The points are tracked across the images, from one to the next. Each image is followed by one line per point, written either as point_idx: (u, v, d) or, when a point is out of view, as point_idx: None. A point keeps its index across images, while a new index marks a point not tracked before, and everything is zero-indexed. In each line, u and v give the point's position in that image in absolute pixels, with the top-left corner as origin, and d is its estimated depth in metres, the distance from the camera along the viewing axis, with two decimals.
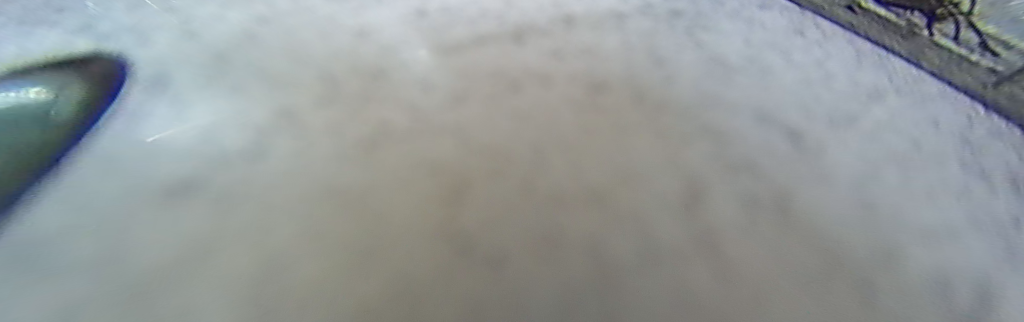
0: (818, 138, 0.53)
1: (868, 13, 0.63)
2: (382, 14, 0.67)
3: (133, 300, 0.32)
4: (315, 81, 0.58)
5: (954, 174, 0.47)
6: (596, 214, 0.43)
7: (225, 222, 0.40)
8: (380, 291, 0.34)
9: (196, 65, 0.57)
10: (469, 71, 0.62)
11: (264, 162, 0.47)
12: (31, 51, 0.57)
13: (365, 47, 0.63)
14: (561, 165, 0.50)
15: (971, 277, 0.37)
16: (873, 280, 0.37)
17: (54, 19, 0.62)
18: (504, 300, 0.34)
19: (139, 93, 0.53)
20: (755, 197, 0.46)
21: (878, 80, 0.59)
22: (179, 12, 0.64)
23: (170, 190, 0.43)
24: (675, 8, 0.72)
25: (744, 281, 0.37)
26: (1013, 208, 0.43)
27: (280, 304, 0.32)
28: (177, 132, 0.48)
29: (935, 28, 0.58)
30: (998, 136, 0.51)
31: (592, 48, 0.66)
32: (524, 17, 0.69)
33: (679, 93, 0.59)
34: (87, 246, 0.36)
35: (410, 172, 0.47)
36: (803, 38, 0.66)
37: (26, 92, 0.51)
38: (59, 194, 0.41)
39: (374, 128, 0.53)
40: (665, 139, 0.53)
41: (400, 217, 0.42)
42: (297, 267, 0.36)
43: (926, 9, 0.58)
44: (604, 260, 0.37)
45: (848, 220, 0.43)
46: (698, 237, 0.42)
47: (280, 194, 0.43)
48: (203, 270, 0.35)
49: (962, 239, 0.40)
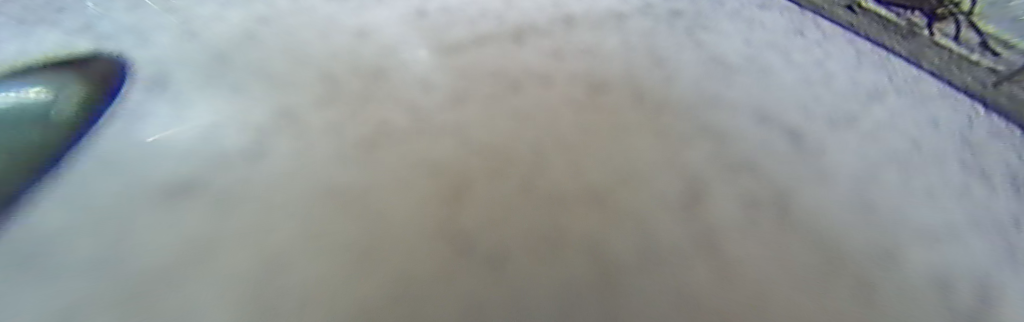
0: (818, 138, 0.53)
1: (867, 13, 0.65)
2: (383, 14, 0.67)
3: (130, 302, 0.31)
4: (315, 81, 0.58)
5: (954, 174, 0.47)
6: (595, 213, 0.43)
7: (224, 222, 0.40)
8: (379, 291, 0.34)
9: (197, 65, 0.57)
10: (468, 71, 0.61)
11: (263, 163, 0.47)
12: (30, 51, 0.57)
13: (366, 47, 0.63)
14: (560, 164, 0.50)
15: (973, 277, 0.36)
16: (871, 280, 0.37)
17: (56, 19, 0.63)
18: (503, 302, 0.33)
19: (139, 93, 0.53)
20: (754, 199, 0.46)
21: (878, 80, 0.59)
22: (180, 13, 0.64)
23: (170, 190, 0.43)
24: (675, 9, 0.72)
25: (744, 281, 0.37)
26: (1014, 208, 0.43)
27: (279, 304, 0.32)
28: (178, 132, 0.49)
29: (936, 27, 0.62)
30: (998, 137, 0.51)
31: (591, 48, 0.66)
32: (524, 17, 0.69)
33: (679, 93, 0.59)
34: (84, 246, 0.36)
35: (410, 172, 0.47)
36: (803, 38, 0.66)
37: (26, 91, 0.51)
38: (58, 194, 0.41)
39: (373, 128, 0.53)
40: (664, 138, 0.53)
41: (399, 218, 0.42)
42: (297, 267, 0.36)
43: (926, 9, 0.63)
44: (604, 260, 0.38)
45: (848, 221, 0.43)
46: (698, 238, 0.42)
47: (279, 194, 0.43)
48: (201, 270, 0.35)
49: (962, 238, 0.40)
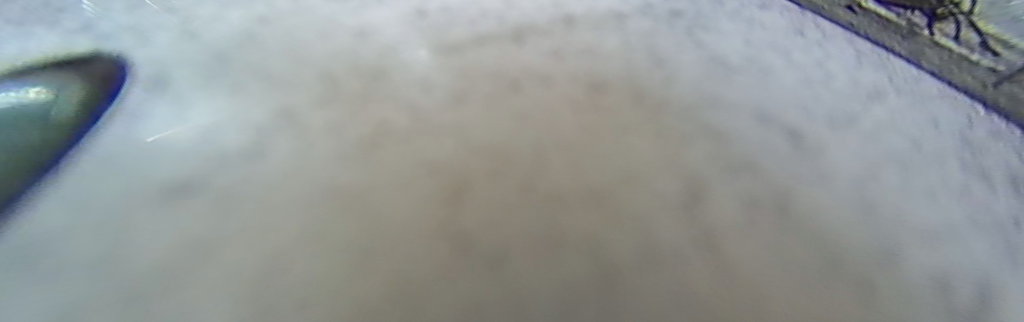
0: (818, 138, 0.53)
1: (868, 13, 0.65)
2: (383, 14, 0.67)
3: (130, 301, 0.31)
4: (315, 81, 0.58)
5: (955, 174, 0.47)
6: (595, 213, 0.43)
7: (224, 222, 0.40)
8: (378, 291, 0.34)
9: (197, 65, 0.57)
10: (468, 71, 0.62)
11: (264, 162, 0.47)
12: (30, 51, 0.58)
13: (366, 47, 0.63)
14: (560, 164, 0.50)
15: (972, 277, 0.36)
16: (872, 280, 0.37)
17: (55, 19, 0.63)
18: (502, 302, 0.33)
19: (139, 93, 0.53)
20: (753, 199, 0.46)
21: (878, 80, 0.59)
22: (180, 13, 0.65)
23: (170, 190, 0.43)
24: (674, 9, 0.72)
25: (745, 281, 0.37)
26: (1014, 208, 0.43)
27: (278, 304, 0.32)
28: (179, 132, 0.49)
29: (936, 28, 0.61)
30: (998, 136, 0.51)
31: (591, 48, 0.66)
32: (524, 17, 0.69)
33: (679, 93, 0.59)
34: (84, 246, 0.36)
35: (410, 172, 0.47)
36: (803, 38, 0.66)
37: (26, 92, 0.51)
38: (58, 194, 0.41)
39: (373, 128, 0.53)
40: (664, 138, 0.53)
41: (399, 217, 0.42)
42: (297, 267, 0.36)
43: (926, 9, 0.62)
44: (603, 259, 0.38)
45: (847, 221, 0.43)
46: (698, 238, 0.42)
47: (279, 194, 0.43)
48: (201, 270, 0.35)
49: (962, 238, 0.40)
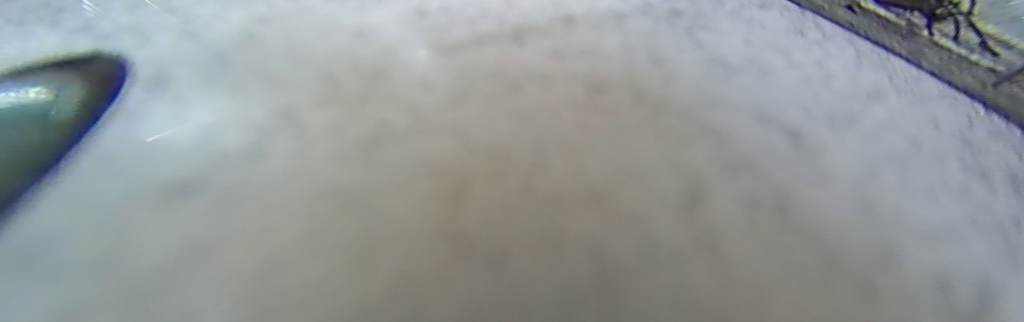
0: (818, 138, 0.53)
1: (868, 13, 0.66)
2: (383, 14, 0.67)
3: (129, 302, 0.31)
4: (315, 81, 0.58)
5: (955, 174, 0.47)
6: (596, 213, 0.43)
7: (223, 223, 0.40)
8: (379, 291, 0.34)
9: (197, 64, 0.57)
10: (468, 71, 0.62)
11: (264, 162, 0.47)
12: (29, 51, 0.58)
13: (366, 46, 0.63)
14: (560, 164, 0.50)
15: (973, 277, 0.36)
16: (873, 280, 0.37)
17: (54, 19, 0.63)
18: (503, 302, 0.33)
19: (139, 93, 0.53)
20: (754, 199, 0.46)
21: (878, 80, 0.59)
22: (180, 13, 0.65)
23: (170, 190, 0.43)
24: (674, 9, 0.72)
25: (745, 281, 0.37)
26: (1014, 208, 0.43)
27: (278, 304, 0.32)
28: (179, 132, 0.49)
29: (936, 28, 0.62)
30: (998, 136, 0.51)
31: (591, 48, 0.66)
32: (524, 17, 0.69)
33: (678, 93, 0.59)
34: (83, 246, 0.36)
35: (410, 172, 0.47)
36: (803, 38, 0.66)
37: (26, 92, 0.52)
38: (58, 194, 0.41)
39: (374, 128, 0.53)
40: (664, 138, 0.53)
41: (399, 218, 0.42)
42: (298, 267, 0.36)
43: (926, 9, 0.62)
44: (603, 260, 0.38)
45: (847, 221, 0.43)
46: (698, 238, 0.42)
47: (279, 194, 0.43)
48: (201, 270, 0.35)
49: (962, 238, 0.40)
